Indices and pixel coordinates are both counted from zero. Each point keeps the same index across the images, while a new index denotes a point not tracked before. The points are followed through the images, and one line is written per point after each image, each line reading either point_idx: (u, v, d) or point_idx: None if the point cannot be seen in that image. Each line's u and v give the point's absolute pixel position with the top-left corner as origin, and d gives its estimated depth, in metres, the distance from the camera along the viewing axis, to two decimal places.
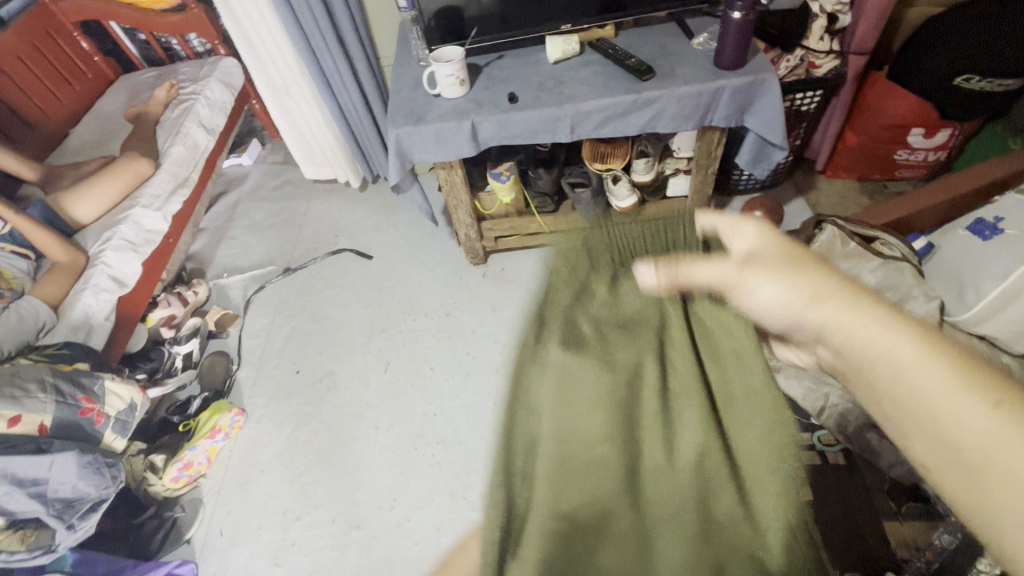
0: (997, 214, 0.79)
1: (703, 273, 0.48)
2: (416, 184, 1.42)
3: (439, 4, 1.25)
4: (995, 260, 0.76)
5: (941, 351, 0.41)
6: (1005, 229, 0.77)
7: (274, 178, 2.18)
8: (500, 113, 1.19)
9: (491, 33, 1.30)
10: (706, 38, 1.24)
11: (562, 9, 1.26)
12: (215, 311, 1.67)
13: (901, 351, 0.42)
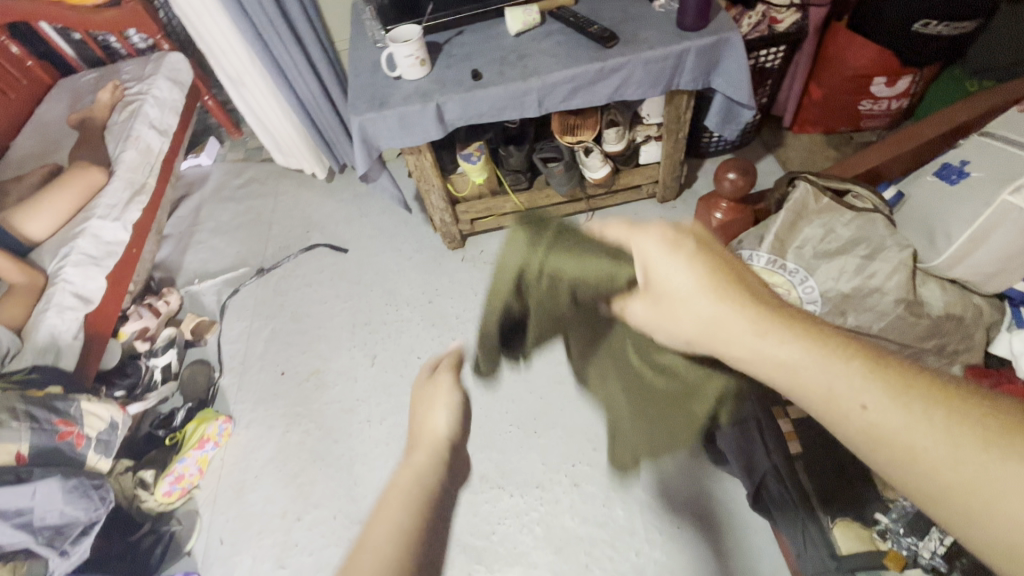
0: (963, 158, 0.80)
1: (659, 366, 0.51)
2: (385, 171, 1.37)
3: None
4: (963, 204, 0.76)
5: (880, 373, 0.44)
6: (971, 172, 0.78)
7: (237, 177, 2.11)
8: (464, 91, 1.15)
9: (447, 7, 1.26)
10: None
11: None
12: (190, 319, 1.63)
13: (856, 389, 0.44)
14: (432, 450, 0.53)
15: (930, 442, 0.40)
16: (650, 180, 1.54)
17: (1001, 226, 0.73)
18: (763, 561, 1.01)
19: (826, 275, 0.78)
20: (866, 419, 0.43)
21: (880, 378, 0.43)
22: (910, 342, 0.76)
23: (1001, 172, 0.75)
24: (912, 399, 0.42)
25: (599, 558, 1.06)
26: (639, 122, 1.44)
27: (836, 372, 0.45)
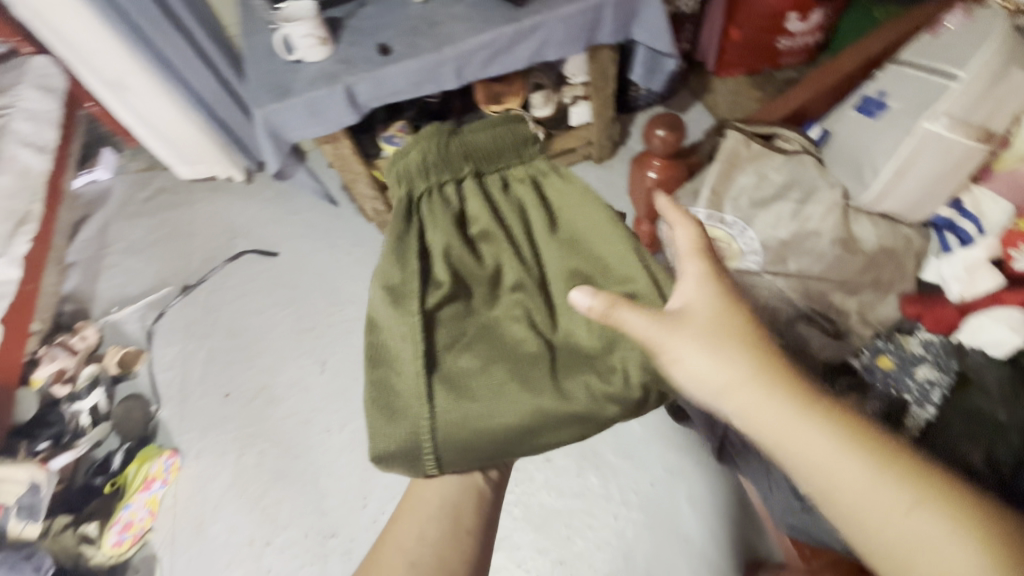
0: (881, 89, 0.81)
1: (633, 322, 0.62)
2: (301, 166, 1.26)
3: None
4: (888, 134, 0.79)
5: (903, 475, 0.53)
6: (890, 103, 0.80)
7: (142, 189, 1.91)
8: (375, 69, 1.06)
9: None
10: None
11: None
12: (114, 352, 1.48)
13: (855, 476, 0.54)
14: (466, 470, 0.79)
15: (968, 563, 0.48)
16: (583, 142, 1.52)
17: (921, 154, 0.78)
18: (733, 502, 1.05)
19: (764, 223, 0.81)
20: (890, 527, 0.52)
21: (860, 455, 0.54)
22: (848, 277, 0.82)
23: (919, 100, 0.77)
24: (982, 539, 0.49)
25: (580, 528, 1.07)
26: (565, 83, 1.39)
27: (849, 464, 0.54)
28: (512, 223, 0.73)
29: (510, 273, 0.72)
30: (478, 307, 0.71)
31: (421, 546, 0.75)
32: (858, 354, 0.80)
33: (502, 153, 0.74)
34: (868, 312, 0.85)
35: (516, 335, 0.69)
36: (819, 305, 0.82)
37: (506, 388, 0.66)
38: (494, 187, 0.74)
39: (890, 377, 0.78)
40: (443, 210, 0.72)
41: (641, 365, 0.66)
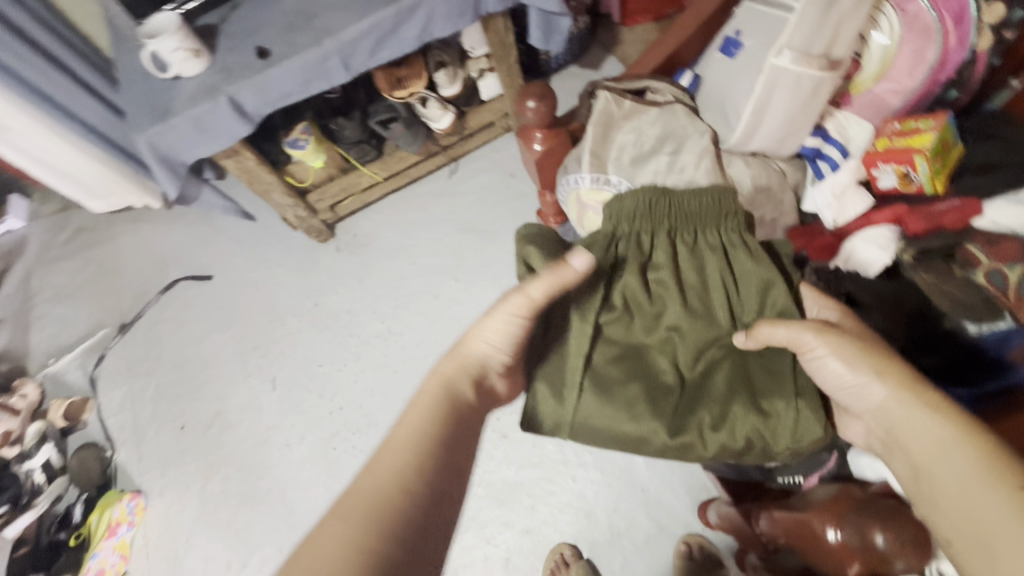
0: (737, 28, 0.81)
1: (775, 335, 0.70)
2: (205, 185, 1.22)
3: None
4: (744, 74, 0.79)
5: (969, 455, 0.55)
6: (745, 42, 0.79)
7: (61, 231, 1.82)
8: (255, 74, 1.02)
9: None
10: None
11: None
12: (58, 405, 1.43)
13: (898, 409, 0.64)
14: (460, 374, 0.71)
15: (962, 465, 0.55)
16: (500, 114, 1.48)
17: (777, 87, 0.77)
18: None
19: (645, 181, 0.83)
20: (943, 488, 0.56)
21: (969, 445, 0.56)
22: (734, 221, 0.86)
23: (767, 35, 0.76)
24: (1001, 466, 0.53)
25: (542, 496, 1.10)
26: (468, 57, 1.36)
27: (896, 402, 0.63)
28: (684, 283, 0.78)
29: (673, 315, 0.77)
30: (633, 333, 0.77)
31: (408, 469, 0.58)
32: None
33: (706, 220, 0.78)
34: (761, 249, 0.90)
35: (662, 368, 0.75)
36: None
37: (638, 404, 0.73)
38: (689, 260, 0.78)
39: None
40: (631, 253, 0.79)
41: (754, 425, 0.71)
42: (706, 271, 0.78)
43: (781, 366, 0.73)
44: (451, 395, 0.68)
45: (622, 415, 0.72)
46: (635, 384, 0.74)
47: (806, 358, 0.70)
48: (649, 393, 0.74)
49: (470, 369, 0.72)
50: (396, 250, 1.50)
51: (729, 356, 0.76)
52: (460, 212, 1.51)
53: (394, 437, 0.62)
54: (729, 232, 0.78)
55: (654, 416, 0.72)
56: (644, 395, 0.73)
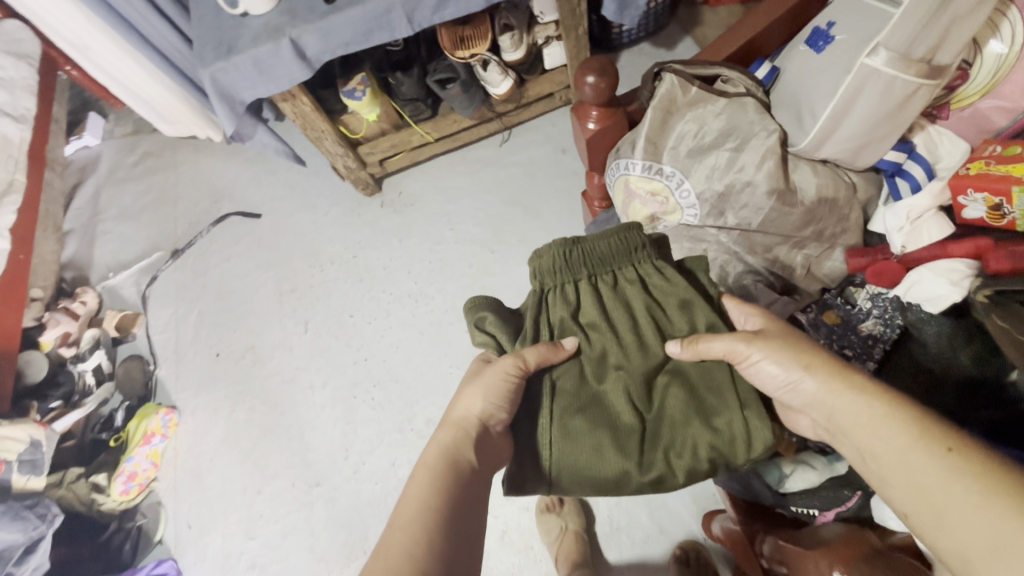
0: (831, 20, 0.73)
1: (715, 346, 0.72)
2: (262, 125, 1.21)
3: None
4: (829, 72, 0.71)
5: (902, 428, 0.58)
6: (836, 35, 0.71)
7: (130, 153, 1.91)
8: (318, 20, 1.01)
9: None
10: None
11: None
12: (112, 315, 1.55)
13: (831, 400, 0.65)
14: (460, 431, 0.72)
15: (898, 440, 0.58)
16: (561, 86, 1.42)
17: (862, 91, 0.70)
18: None
19: (699, 176, 0.80)
20: (888, 469, 0.58)
21: (896, 418, 0.59)
22: (790, 231, 0.82)
23: (863, 31, 0.69)
24: (928, 432, 0.57)
25: None
26: (536, 22, 1.31)
27: (826, 392, 0.65)
28: (614, 317, 0.81)
29: (613, 351, 0.78)
30: (586, 380, 0.77)
31: (408, 552, 0.58)
32: (806, 310, 0.88)
33: (618, 256, 0.82)
34: (814, 265, 0.85)
35: (618, 407, 0.74)
36: (762, 259, 0.85)
37: (600, 439, 0.72)
38: (610, 292, 0.82)
39: (836, 332, 0.86)
40: (563, 300, 0.83)
41: (712, 442, 0.70)
42: (633, 299, 0.81)
43: (719, 378, 0.73)
44: (453, 460, 0.68)
45: (585, 450, 0.72)
46: (597, 425, 0.73)
47: (744, 368, 0.71)
48: (606, 419, 0.74)
49: (467, 431, 0.71)
50: (437, 214, 1.50)
51: (678, 379, 0.75)
52: (505, 184, 1.49)
53: (398, 515, 0.62)
54: (642, 262, 0.83)
55: (624, 445, 0.72)
56: (599, 423, 0.73)
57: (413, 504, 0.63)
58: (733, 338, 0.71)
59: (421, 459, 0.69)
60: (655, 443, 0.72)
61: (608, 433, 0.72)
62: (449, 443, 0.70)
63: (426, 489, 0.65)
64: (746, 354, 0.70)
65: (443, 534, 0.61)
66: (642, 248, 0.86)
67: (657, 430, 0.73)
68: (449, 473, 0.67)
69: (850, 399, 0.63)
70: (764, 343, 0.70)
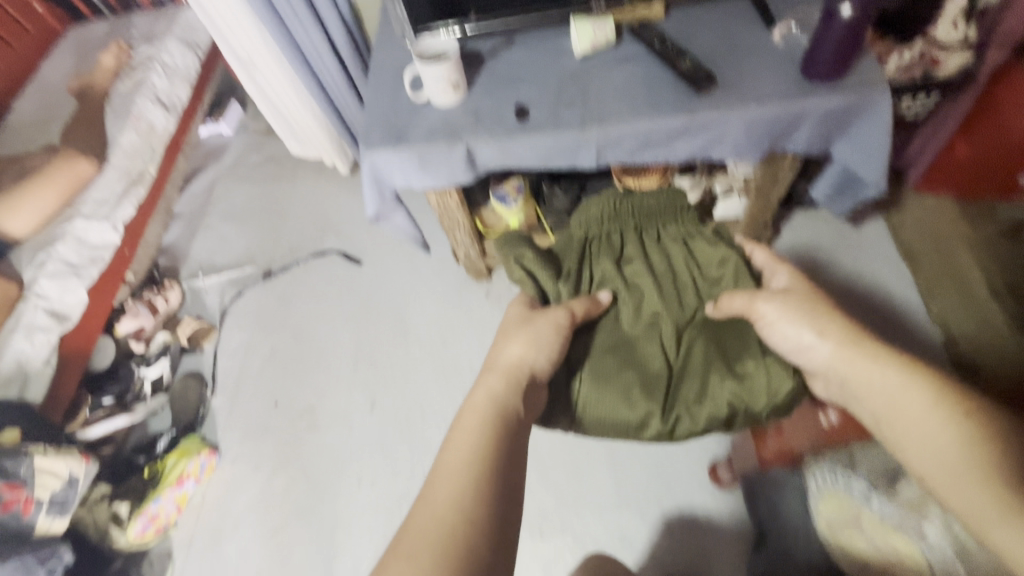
0: None
1: (736, 304, 0.82)
2: (402, 207, 1.08)
3: None
4: None
5: (921, 386, 0.64)
6: None
7: (256, 152, 1.91)
8: (503, 136, 0.90)
9: (494, 10, 0.98)
10: (792, 18, 0.90)
11: None
12: (188, 324, 1.50)
13: (844, 365, 0.70)
14: (508, 374, 0.73)
15: (911, 395, 0.64)
16: None
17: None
18: None
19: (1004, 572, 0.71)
20: (907, 430, 0.63)
21: (914, 378, 0.65)
22: None
23: None
24: (945, 399, 0.62)
25: None
26: (721, 170, 1.15)
27: (841, 355, 0.71)
28: (655, 270, 0.93)
29: (650, 303, 0.90)
30: (622, 324, 0.89)
31: (458, 493, 0.55)
32: None
33: (659, 220, 0.98)
34: None
35: (649, 354, 0.85)
36: None
37: (626, 371, 0.83)
38: (654, 252, 0.95)
39: None
40: (610, 254, 0.95)
41: (732, 390, 0.79)
42: (667, 257, 0.94)
43: (745, 331, 0.83)
44: (499, 397, 0.68)
45: (612, 393, 0.82)
46: (628, 361, 0.84)
47: (762, 329, 0.80)
48: (633, 361, 0.84)
49: (517, 376, 0.72)
50: None
51: (704, 331, 0.86)
52: None
53: (450, 460, 0.58)
54: (685, 224, 0.98)
55: (649, 390, 0.81)
56: (625, 361, 0.84)
57: (461, 444, 0.60)
58: (758, 303, 0.80)
59: (470, 403, 0.66)
60: (680, 393, 0.81)
61: (635, 376, 0.83)
62: (496, 387, 0.69)
63: (475, 431, 0.62)
64: (770, 316, 0.78)
65: (491, 480, 0.57)
66: (684, 214, 0.99)
67: (678, 375, 0.82)
68: (495, 412, 0.66)
69: (867, 362, 0.68)
70: (787, 305, 0.77)
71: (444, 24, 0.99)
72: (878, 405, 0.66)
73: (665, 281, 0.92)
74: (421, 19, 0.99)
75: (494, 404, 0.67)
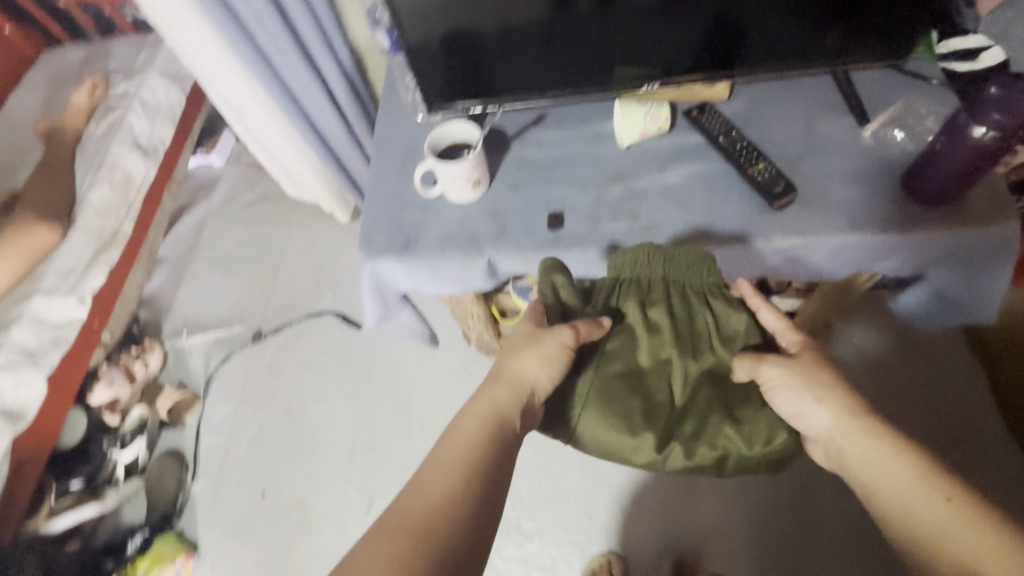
0: None
1: (770, 369, 0.62)
2: (409, 304, 0.93)
3: (442, 42, 0.77)
4: None
5: (914, 467, 0.52)
6: None
7: (249, 189, 1.75)
8: (532, 251, 0.74)
9: (538, 89, 0.82)
10: (889, 112, 0.74)
11: (647, 60, 0.78)
12: (168, 395, 1.35)
13: (837, 439, 0.57)
14: (506, 387, 0.61)
15: (900, 473, 0.52)
16: None
17: None
18: None
19: None
20: (906, 518, 0.50)
21: (911, 456, 0.53)
22: None
23: None
24: (934, 476, 0.51)
25: None
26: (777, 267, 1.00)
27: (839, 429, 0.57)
28: (681, 319, 0.69)
29: (666, 346, 0.68)
30: (634, 354, 0.68)
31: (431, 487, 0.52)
32: None
33: (694, 274, 0.70)
34: None
35: (656, 387, 0.66)
36: None
37: (625, 405, 0.65)
38: (679, 305, 0.69)
39: None
40: (634, 301, 0.69)
41: (731, 438, 0.63)
42: (697, 316, 0.69)
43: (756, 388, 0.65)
44: (493, 401, 0.60)
45: (607, 426, 0.64)
46: (632, 393, 0.65)
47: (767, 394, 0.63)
48: (638, 393, 0.66)
49: (517, 383, 0.62)
50: None
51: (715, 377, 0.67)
52: None
53: (437, 462, 0.54)
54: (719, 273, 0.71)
55: (647, 421, 0.64)
56: (623, 394, 0.66)
57: (451, 441, 0.56)
58: (759, 362, 0.63)
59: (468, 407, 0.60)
60: (682, 426, 0.64)
61: (633, 412, 0.64)
62: (496, 391, 0.61)
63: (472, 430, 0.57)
64: (771, 378, 0.62)
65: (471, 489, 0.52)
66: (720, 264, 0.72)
67: (687, 410, 0.65)
68: (484, 420, 0.58)
69: (858, 437, 0.56)
70: (789, 363, 0.61)
71: (477, 102, 0.84)
72: (869, 483, 0.54)
73: (685, 332, 0.68)
74: (451, 95, 0.84)
75: (485, 408, 0.59)
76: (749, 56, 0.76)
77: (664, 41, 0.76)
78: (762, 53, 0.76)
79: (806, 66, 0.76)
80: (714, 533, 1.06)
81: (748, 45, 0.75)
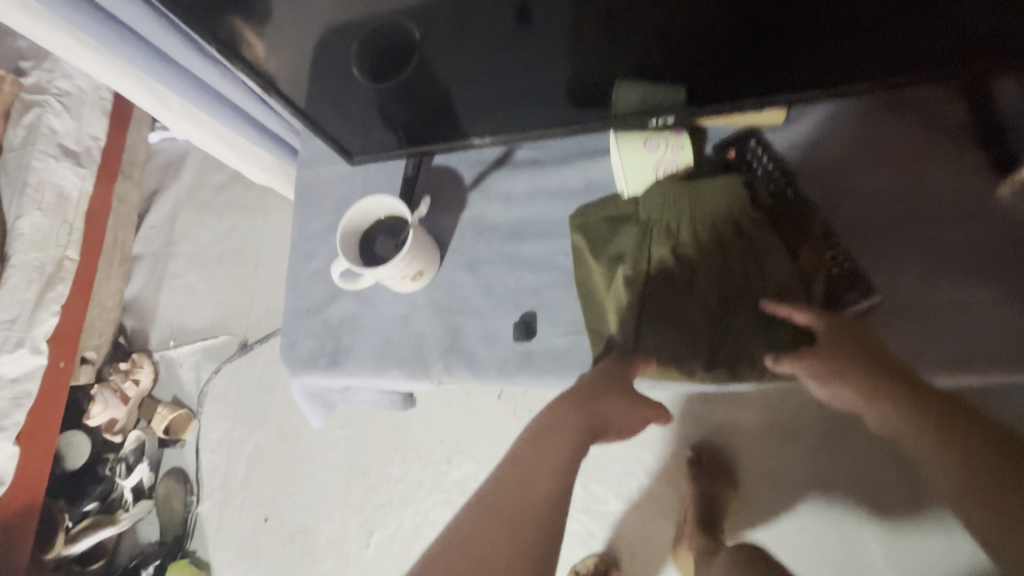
0: None
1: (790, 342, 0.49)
2: (371, 392, 0.69)
3: (375, 52, 0.56)
4: None
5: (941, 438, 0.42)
6: None
7: (218, 167, 1.54)
8: (491, 374, 0.56)
9: (504, 113, 0.61)
10: None
11: (676, 70, 0.53)
12: (162, 415, 1.31)
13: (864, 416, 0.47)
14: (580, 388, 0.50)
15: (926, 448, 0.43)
16: None
17: None
18: None
19: None
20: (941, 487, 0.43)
21: (942, 427, 0.43)
22: None
23: None
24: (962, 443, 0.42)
25: None
26: None
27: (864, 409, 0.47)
28: (717, 241, 0.52)
29: (698, 265, 0.52)
30: (664, 281, 0.53)
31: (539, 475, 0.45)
32: None
33: (721, 198, 0.53)
34: None
35: (688, 306, 0.51)
36: None
37: (654, 334, 0.51)
38: (707, 229, 0.53)
39: None
40: (654, 236, 0.54)
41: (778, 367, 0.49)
42: (731, 246, 0.52)
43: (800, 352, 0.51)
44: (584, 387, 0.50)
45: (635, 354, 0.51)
46: (663, 321, 0.51)
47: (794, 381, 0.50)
48: (668, 316, 0.52)
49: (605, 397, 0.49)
50: None
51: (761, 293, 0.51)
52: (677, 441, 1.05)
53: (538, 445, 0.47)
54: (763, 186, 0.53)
55: (675, 344, 0.51)
56: (648, 320, 0.52)
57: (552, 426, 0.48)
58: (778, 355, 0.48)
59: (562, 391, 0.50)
60: (722, 347, 0.50)
61: (661, 334, 0.51)
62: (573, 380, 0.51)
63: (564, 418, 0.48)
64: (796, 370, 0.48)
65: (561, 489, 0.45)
66: (770, 162, 0.54)
67: (724, 335, 0.50)
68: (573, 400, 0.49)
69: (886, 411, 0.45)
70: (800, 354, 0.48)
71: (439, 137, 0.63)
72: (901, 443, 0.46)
73: (721, 261, 0.52)
74: (391, 121, 0.64)
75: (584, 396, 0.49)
76: (850, 44, 0.47)
77: (715, 24, 0.48)
78: (873, 41, 0.46)
79: (954, 52, 0.45)
80: (776, 482, 0.96)
81: (850, 29, 0.47)
